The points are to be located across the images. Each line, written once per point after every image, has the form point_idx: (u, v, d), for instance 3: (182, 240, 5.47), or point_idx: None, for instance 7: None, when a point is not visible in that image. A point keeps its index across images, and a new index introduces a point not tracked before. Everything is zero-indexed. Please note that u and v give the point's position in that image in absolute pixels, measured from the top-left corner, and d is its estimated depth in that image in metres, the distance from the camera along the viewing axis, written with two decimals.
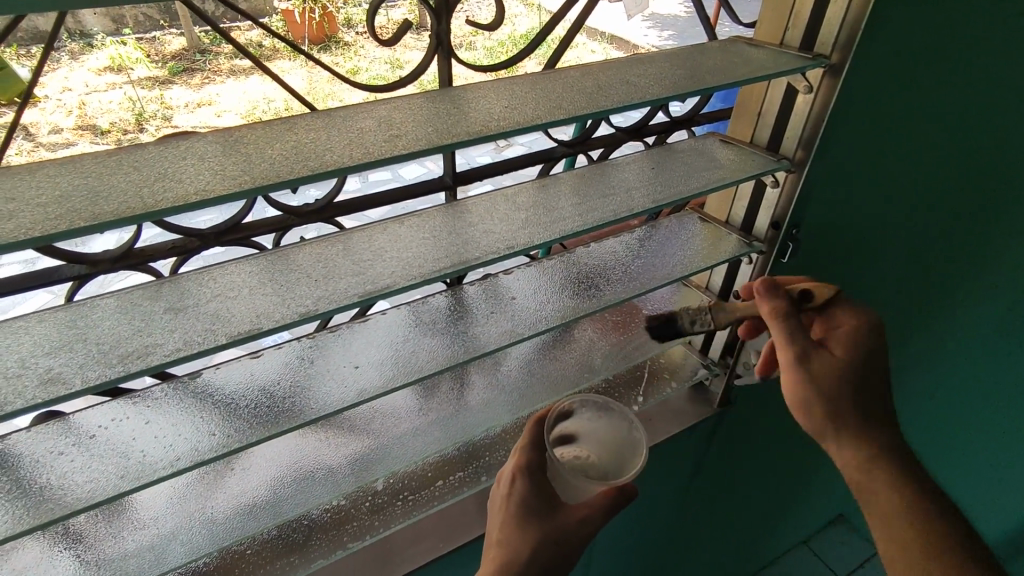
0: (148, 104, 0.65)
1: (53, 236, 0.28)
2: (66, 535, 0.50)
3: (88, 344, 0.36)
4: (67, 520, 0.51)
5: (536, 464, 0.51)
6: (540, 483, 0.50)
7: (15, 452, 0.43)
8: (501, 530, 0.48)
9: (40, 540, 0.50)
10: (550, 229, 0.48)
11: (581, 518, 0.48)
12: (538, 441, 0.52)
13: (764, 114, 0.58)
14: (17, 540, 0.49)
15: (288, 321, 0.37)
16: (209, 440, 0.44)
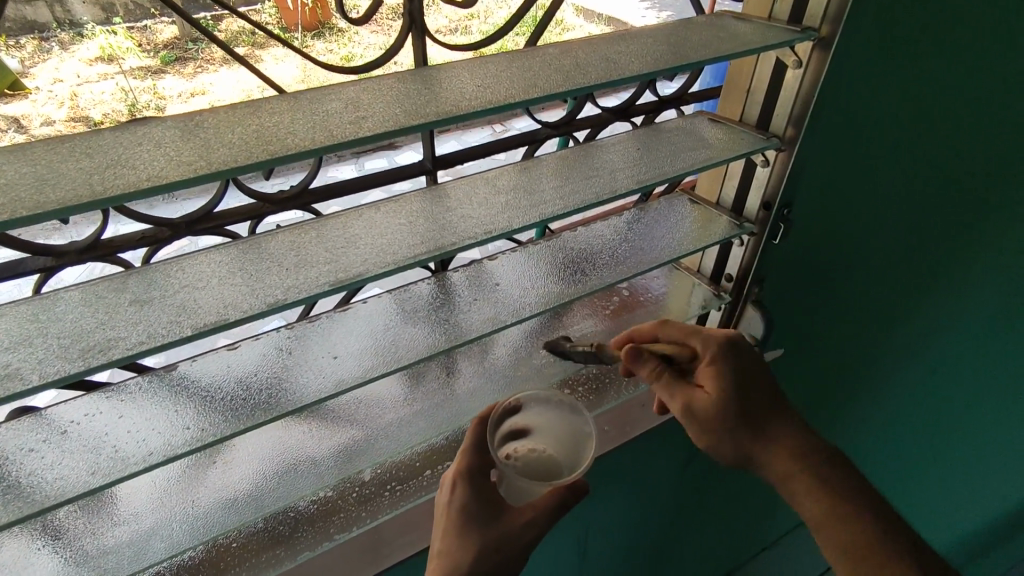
0: (144, 99, 0.44)
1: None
2: (44, 531, 0.50)
3: (49, 337, 0.35)
4: (45, 516, 0.51)
5: (476, 469, 0.53)
6: (480, 488, 0.53)
7: None
8: (444, 537, 0.51)
9: (18, 536, 0.49)
10: (532, 212, 0.46)
11: (525, 522, 0.51)
12: (481, 444, 0.54)
13: (752, 91, 0.57)
14: None
15: (257, 312, 0.36)
16: (183, 434, 0.44)
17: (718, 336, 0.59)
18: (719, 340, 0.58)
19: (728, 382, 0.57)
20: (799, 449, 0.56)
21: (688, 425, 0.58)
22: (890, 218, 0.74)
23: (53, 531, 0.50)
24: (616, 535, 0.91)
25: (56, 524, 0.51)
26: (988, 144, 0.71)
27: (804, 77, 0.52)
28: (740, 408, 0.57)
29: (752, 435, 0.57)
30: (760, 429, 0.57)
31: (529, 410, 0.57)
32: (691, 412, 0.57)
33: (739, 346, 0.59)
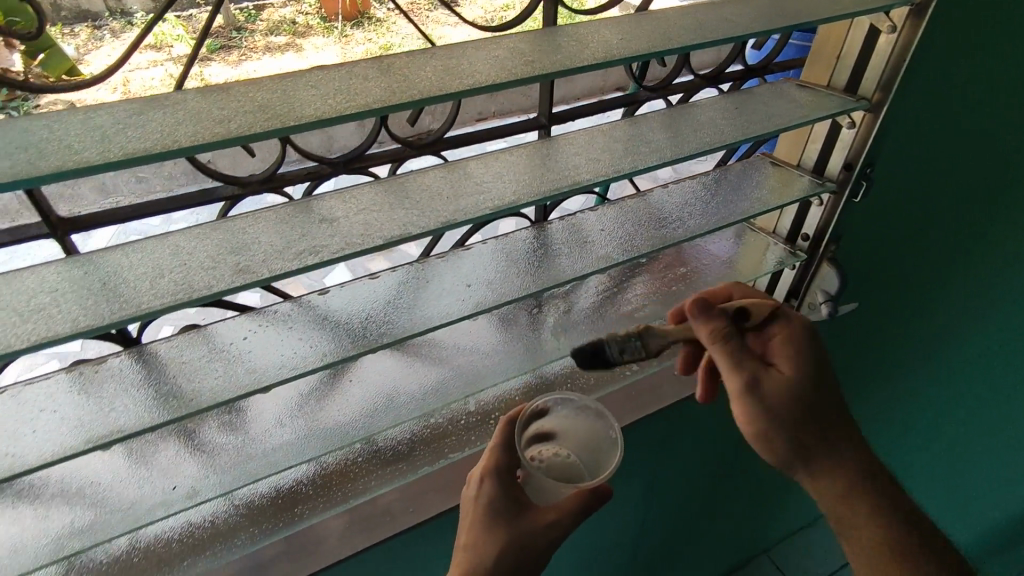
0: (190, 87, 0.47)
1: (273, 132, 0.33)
2: (205, 438, 0.57)
3: (261, 245, 0.41)
4: (205, 428, 0.57)
5: (504, 467, 0.57)
6: (508, 484, 0.56)
7: (175, 357, 0.49)
8: (470, 531, 0.55)
9: (183, 444, 0.56)
10: (647, 158, 0.52)
11: (547, 522, 0.54)
12: (510, 443, 0.58)
13: (843, 57, 0.61)
14: (164, 440, 0.56)
15: (432, 229, 0.42)
16: (348, 341, 0.50)
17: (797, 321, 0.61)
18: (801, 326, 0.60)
19: (807, 362, 0.59)
20: (853, 474, 0.59)
21: (743, 402, 0.56)
22: (965, 185, 0.77)
23: (212, 436, 0.57)
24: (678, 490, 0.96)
25: (211, 433, 0.57)
26: None
27: (896, 42, 0.56)
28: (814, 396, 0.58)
29: (800, 429, 0.57)
30: (826, 432, 0.58)
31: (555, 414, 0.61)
32: (761, 390, 0.56)
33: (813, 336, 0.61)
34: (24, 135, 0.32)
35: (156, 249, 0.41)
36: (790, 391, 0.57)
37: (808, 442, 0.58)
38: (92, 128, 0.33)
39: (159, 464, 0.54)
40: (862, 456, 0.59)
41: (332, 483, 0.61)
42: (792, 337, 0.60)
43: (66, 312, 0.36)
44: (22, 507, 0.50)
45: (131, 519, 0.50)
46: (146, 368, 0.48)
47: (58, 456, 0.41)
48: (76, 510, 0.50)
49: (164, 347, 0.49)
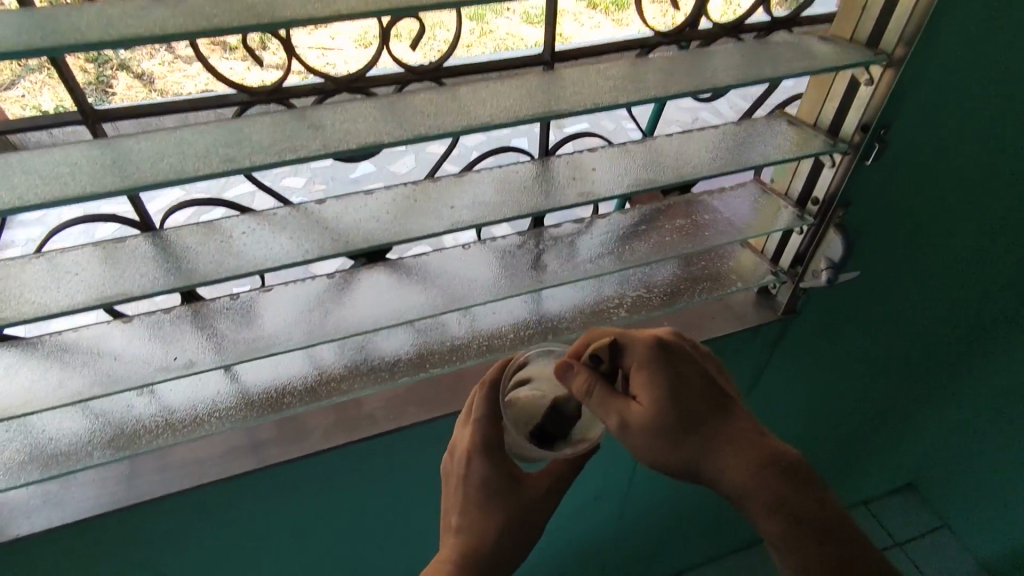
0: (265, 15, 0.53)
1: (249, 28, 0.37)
2: (210, 324, 0.63)
3: (249, 141, 0.45)
4: (211, 315, 0.64)
5: (487, 441, 0.58)
6: (492, 456, 0.59)
7: (183, 243, 0.55)
8: (466, 507, 0.60)
9: (191, 326, 0.63)
10: (633, 95, 0.53)
11: (546, 490, 0.60)
12: (489, 414, 0.58)
13: (868, 8, 0.57)
14: (176, 321, 0.63)
15: (406, 139, 0.46)
16: (336, 244, 0.55)
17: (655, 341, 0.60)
18: (646, 351, 0.59)
19: (664, 380, 0.58)
20: (756, 464, 0.58)
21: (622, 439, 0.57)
22: (998, 160, 0.73)
23: (217, 323, 0.63)
24: None
25: (216, 319, 0.64)
26: None
27: None
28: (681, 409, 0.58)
29: (675, 442, 0.57)
30: (704, 437, 0.58)
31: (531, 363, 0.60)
32: (627, 426, 0.56)
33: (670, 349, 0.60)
34: (45, 18, 0.37)
35: (161, 137, 0.46)
36: (655, 413, 0.57)
37: (690, 449, 0.58)
38: (102, 15, 0.38)
39: (168, 340, 0.61)
40: (749, 437, 0.59)
41: (321, 381, 0.67)
42: (648, 360, 0.59)
43: (77, 181, 0.42)
44: (51, 359, 0.59)
45: (140, 377, 0.57)
46: (157, 248, 0.54)
47: (72, 307, 0.48)
48: (95, 365, 0.58)
49: (174, 235, 0.56)
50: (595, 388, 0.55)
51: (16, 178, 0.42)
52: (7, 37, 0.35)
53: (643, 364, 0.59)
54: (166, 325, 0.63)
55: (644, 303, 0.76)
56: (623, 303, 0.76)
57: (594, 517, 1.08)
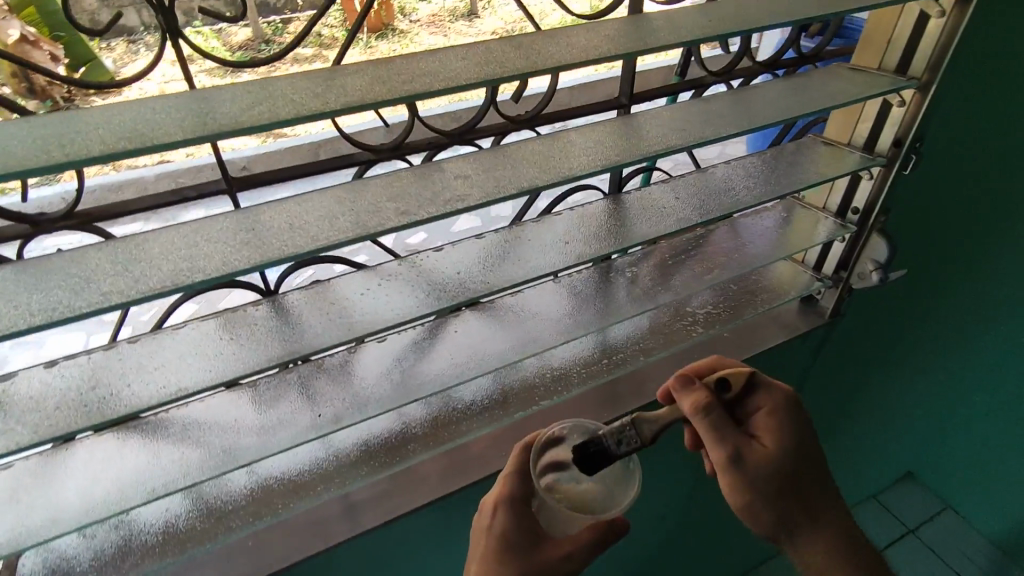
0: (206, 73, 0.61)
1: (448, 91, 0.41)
2: (309, 389, 0.63)
3: (410, 196, 0.48)
4: (312, 379, 0.64)
5: (516, 495, 0.58)
6: (518, 513, 0.58)
7: (305, 309, 0.56)
8: (484, 559, 0.57)
9: (294, 390, 0.63)
10: (723, 127, 0.59)
11: (564, 555, 0.55)
12: (522, 470, 0.59)
13: (894, 41, 0.67)
14: (280, 386, 0.63)
15: (553, 182, 0.50)
16: (465, 289, 0.58)
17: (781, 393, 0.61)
18: (772, 404, 0.60)
19: (786, 430, 0.59)
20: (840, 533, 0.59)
21: (726, 476, 0.57)
22: (999, 163, 0.84)
23: (322, 386, 0.63)
24: None
25: (322, 383, 0.64)
26: None
27: (944, 26, 0.63)
28: (794, 461, 0.58)
29: (778, 497, 0.57)
30: (805, 495, 0.58)
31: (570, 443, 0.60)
32: (741, 460, 0.56)
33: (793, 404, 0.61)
34: (251, 94, 0.40)
35: (321, 199, 0.48)
36: (769, 462, 0.57)
37: (787, 502, 0.58)
38: (302, 88, 0.41)
39: (278, 404, 0.61)
40: (839, 506, 0.60)
41: (436, 426, 0.68)
42: (776, 410, 0.60)
43: (265, 246, 0.44)
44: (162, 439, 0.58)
45: (264, 447, 0.57)
46: (281, 316, 0.55)
47: (229, 378, 0.48)
48: (204, 442, 0.57)
49: (289, 300, 0.57)
50: (717, 410, 0.56)
51: (205, 247, 0.44)
52: (228, 111, 0.38)
53: (771, 411, 0.60)
54: (268, 393, 0.62)
55: (714, 319, 0.81)
56: (696, 321, 0.81)
57: (657, 542, 1.09)
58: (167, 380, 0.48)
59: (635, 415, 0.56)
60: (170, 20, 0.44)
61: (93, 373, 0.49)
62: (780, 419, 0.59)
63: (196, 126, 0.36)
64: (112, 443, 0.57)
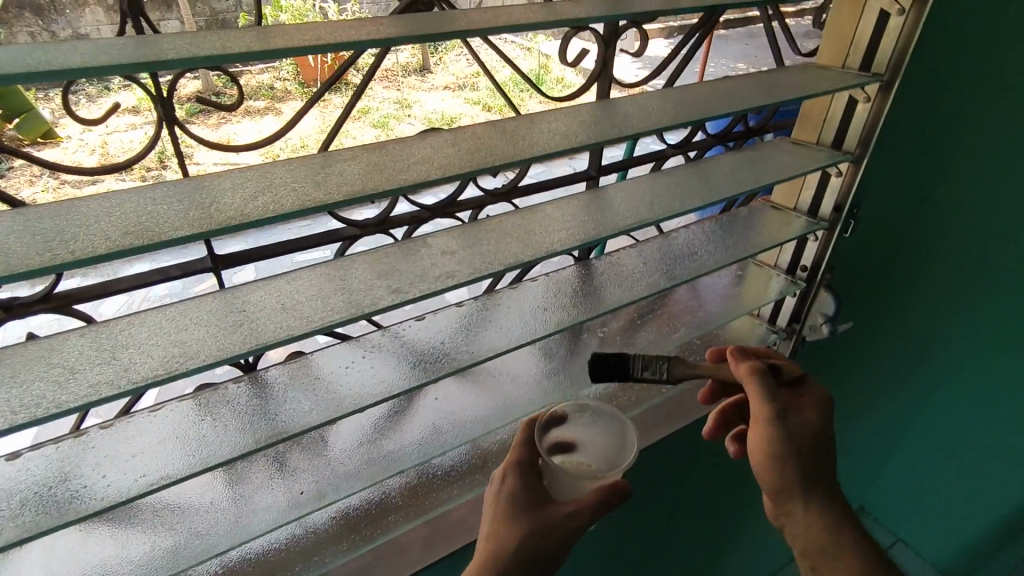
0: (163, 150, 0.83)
1: (445, 179, 0.43)
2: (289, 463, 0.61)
3: (401, 273, 0.50)
4: (289, 453, 0.62)
5: (524, 463, 0.56)
6: (527, 480, 0.55)
7: (288, 386, 0.56)
8: (492, 525, 0.53)
9: (272, 465, 0.61)
10: (688, 200, 0.64)
11: (570, 513, 0.52)
12: (528, 444, 0.57)
13: (828, 121, 0.75)
14: (255, 463, 0.61)
15: (537, 256, 0.53)
16: (448, 360, 0.59)
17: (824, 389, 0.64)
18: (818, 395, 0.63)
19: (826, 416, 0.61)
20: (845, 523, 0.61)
21: (765, 428, 0.59)
22: (926, 224, 0.93)
23: (300, 459, 0.61)
24: (706, 510, 1.02)
25: (301, 455, 0.62)
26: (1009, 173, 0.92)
27: (870, 109, 0.70)
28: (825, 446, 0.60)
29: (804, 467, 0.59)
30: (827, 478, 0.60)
31: (574, 423, 0.61)
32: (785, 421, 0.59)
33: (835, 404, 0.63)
34: (255, 182, 0.41)
35: (311, 278, 0.49)
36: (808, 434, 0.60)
37: (813, 473, 0.60)
38: (301, 176, 0.42)
39: (254, 482, 0.59)
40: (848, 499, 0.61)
41: (418, 494, 0.67)
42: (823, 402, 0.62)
43: (260, 330, 0.44)
44: (128, 528, 0.55)
45: (241, 530, 0.55)
46: (263, 395, 0.55)
47: (212, 465, 0.47)
48: (176, 530, 0.55)
49: (269, 376, 0.57)
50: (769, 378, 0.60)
51: (195, 330, 0.44)
52: (231, 202, 0.39)
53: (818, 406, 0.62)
54: (243, 471, 0.60)
55: None
56: (665, 376, 0.84)
57: None
58: (144, 468, 0.46)
59: (669, 356, 0.61)
60: (168, 108, 0.45)
61: (63, 464, 0.47)
62: (825, 405, 0.62)
63: (201, 218, 0.37)
64: (74, 536, 0.54)
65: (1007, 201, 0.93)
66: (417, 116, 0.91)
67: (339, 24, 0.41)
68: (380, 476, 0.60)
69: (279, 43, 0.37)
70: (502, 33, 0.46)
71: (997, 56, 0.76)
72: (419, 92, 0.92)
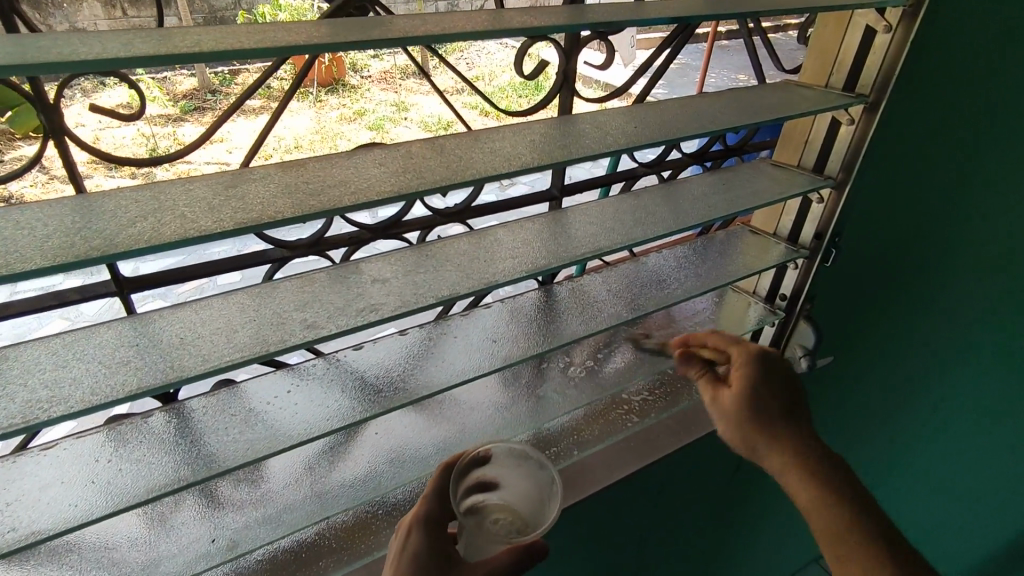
0: (162, 143, 0.59)
1: (360, 205, 0.39)
2: (210, 501, 0.56)
3: (322, 304, 0.45)
4: (212, 490, 0.57)
5: (434, 516, 0.51)
6: (436, 537, 0.50)
7: (200, 420, 0.50)
8: None
9: (189, 503, 0.56)
10: (653, 227, 0.59)
11: None
12: (443, 492, 0.52)
13: (810, 142, 0.71)
14: (173, 500, 0.56)
15: (477, 289, 0.48)
16: (387, 396, 0.54)
17: (750, 346, 0.64)
18: (753, 352, 0.64)
19: (755, 374, 0.62)
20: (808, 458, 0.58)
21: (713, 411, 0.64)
22: (915, 252, 0.88)
23: (223, 497, 0.56)
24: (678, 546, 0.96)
25: (225, 491, 0.57)
26: (1003, 201, 0.87)
27: (854, 131, 0.65)
28: (757, 397, 0.61)
29: (767, 428, 0.60)
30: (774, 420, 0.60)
31: (497, 461, 0.57)
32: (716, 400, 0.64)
33: (769, 359, 0.64)
34: (146, 202, 0.36)
35: (222, 307, 0.44)
36: (732, 397, 0.62)
37: (762, 421, 0.60)
38: (197, 198, 0.37)
39: (167, 523, 0.54)
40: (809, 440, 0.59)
41: (355, 535, 0.62)
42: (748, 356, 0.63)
43: (145, 370, 0.39)
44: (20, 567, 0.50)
45: None
46: (175, 429, 0.49)
47: (93, 519, 0.42)
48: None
49: (184, 410, 0.51)
50: (706, 375, 0.65)
51: (75, 367, 0.39)
52: (105, 229, 0.34)
53: (742, 360, 0.63)
54: (157, 510, 0.55)
55: (649, 406, 0.80)
56: (632, 409, 0.79)
57: None
58: (20, 518, 0.42)
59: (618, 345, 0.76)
60: (53, 119, 0.40)
61: None
62: (745, 362, 0.63)
63: (63, 248, 0.32)
64: None
65: (991, 223, 0.89)
66: (415, 121, 0.73)
67: (246, 28, 0.36)
68: (304, 523, 0.54)
69: (170, 49, 0.32)
70: (436, 42, 0.41)
71: (988, 78, 0.72)
72: (419, 92, 0.73)
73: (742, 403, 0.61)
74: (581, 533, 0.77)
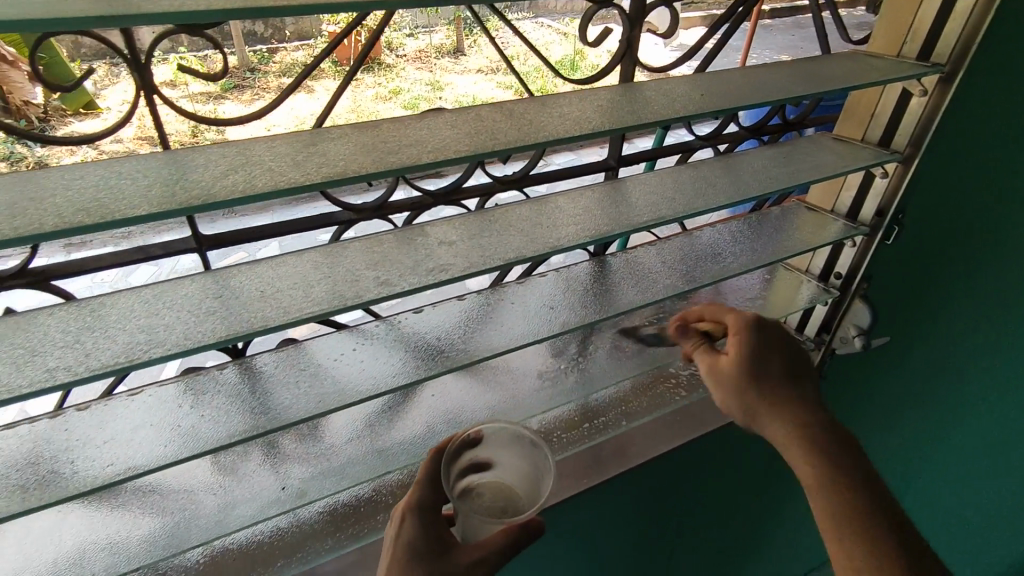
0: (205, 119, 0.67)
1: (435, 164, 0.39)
2: (277, 453, 0.59)
3: (393, 264, 0.46)
4: (279, 443, 0.60)
5: (426, 504, 0.51)
6: (431, 523, 0.51)
7: (269, 373, 0.52)
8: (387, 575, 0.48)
9: (258, 454, 0.59)
10: (714, 197, 0.58)
11: (477, 559, 0.47)
12: (434, 478, 0.52)
13: (877, 115, 0.69)
14: (242, 451, 0.59)
15: (542, 253, 0.48)
16: (448, 356, 0.55)
17: (745, 313, 0.61)
18: (749, 318, 0.60)
19: (755, 347, 0.58)
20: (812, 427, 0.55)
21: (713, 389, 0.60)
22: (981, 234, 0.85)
23: (289, 450, 0.59)
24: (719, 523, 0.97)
25: (290, 445, 0.59)
26: None
27: (926, 104, 0.64)
28: (760, 368, 0.58)
29: (772, 394, 0.57)
30: (777, 390, 0.57)
31: (488, 445, 0.56)
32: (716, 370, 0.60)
33: (765, 326, 0.60)
34: (234, 158, 0.38)
35: (298, 265, 0.45)
36: (732, 378, 0.58)
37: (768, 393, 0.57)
38: (281, 154, 0.38)
39: (238, 472, 0.57)
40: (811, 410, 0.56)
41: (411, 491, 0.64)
42: (742, 328, 0.59)
43: (232, 320, 0.41)
44: (107, 506, 0.54)
45: (214, 526, 0.52)
46: (245, 381, 0.52)
47: (178, 459, 0.44)
48: (151, 518, 0.53)
49: (254, 363, 0.53)
50: (702, 346, 0.62)
51: (167, 315, 0.41)
52: (200, 182, 0.35)
53: (738, 332, 0.59)
54: (227, 459, 0.58)
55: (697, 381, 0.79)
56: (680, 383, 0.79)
57: None
58: (113, 456, 0.44)
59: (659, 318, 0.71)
60: (145, 76, 0.42)
61: (36, 446, 0.45)
62: (742, 332, 0.59)
63: (165, 198, 0.34)
64: (52, 517, 0.52)
65: None
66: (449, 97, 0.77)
67: None
68: (366, 476, 0.57)
69: (261, 6, 0.33)
70: None
71: None
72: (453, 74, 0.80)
73: (747, 375, 0.58)
74: (626, 502, 0.78)
